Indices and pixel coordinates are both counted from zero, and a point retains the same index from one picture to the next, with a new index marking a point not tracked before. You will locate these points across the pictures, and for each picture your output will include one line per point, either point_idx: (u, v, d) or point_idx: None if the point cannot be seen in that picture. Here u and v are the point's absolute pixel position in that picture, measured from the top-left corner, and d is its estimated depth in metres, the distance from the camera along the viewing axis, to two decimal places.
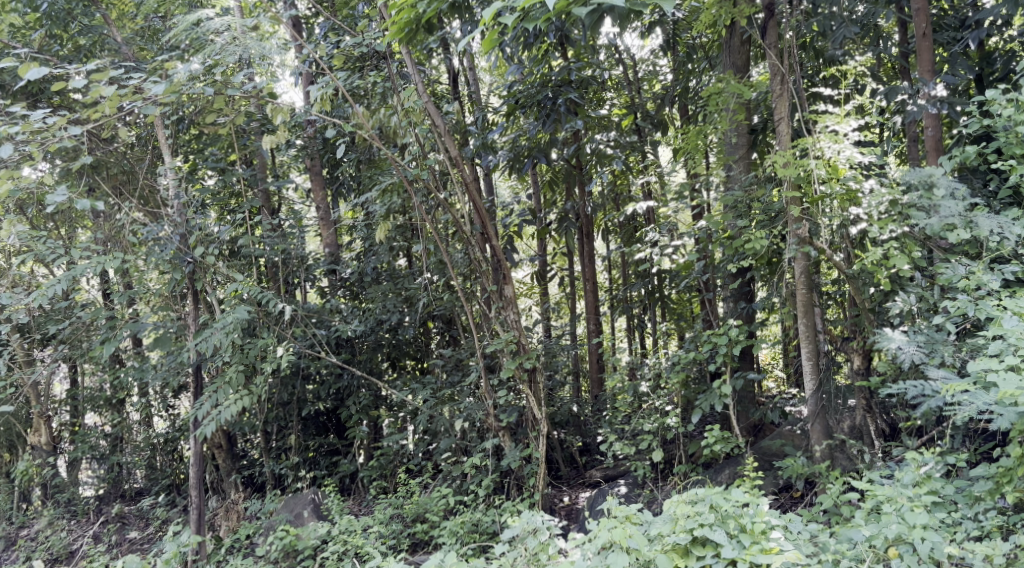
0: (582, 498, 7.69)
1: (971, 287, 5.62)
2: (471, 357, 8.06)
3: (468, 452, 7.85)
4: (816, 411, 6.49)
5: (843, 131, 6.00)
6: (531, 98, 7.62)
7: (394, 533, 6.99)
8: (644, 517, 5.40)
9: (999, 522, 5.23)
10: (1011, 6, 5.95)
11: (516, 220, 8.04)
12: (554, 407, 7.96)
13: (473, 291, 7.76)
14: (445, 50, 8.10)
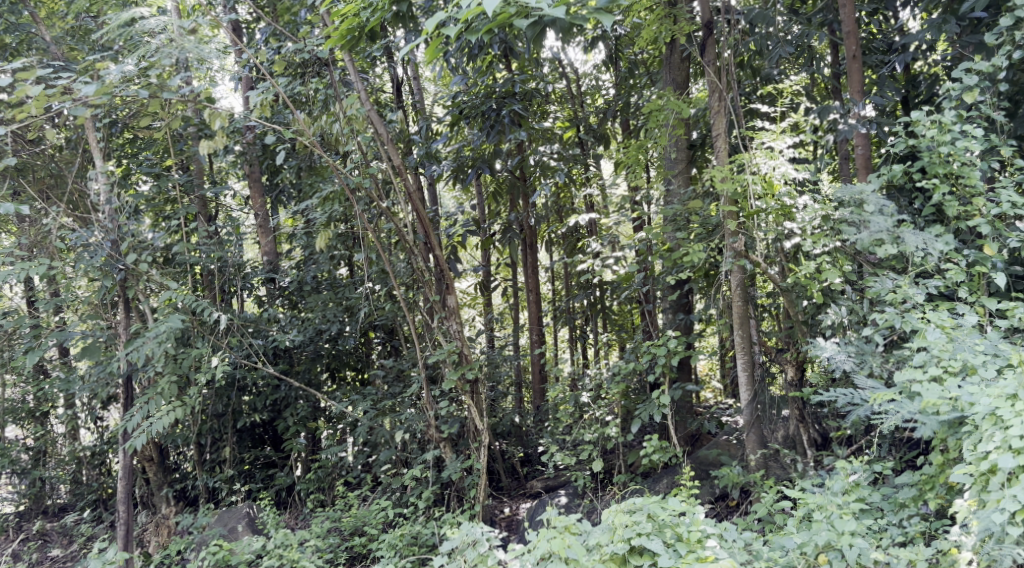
0: (523, 509, 7.77)
1: (898, 301, 5.79)
2: (413, 368, 8.10)
3: (408, 464, 7.88)
4: (750, 420, 6.69)
5: (778, 148, 6.23)
6: (475, 108, 7.69)
7: (330, 546, 6.96)
8: (583, 527, 5.47)
9: (922, 528, 5.40)
10: (935, 30, 6.17)
11: (460, 230, 8.09)
12: (496, 418, 8.03)
13: (415, 301, 7.78)
14: (388, 57, 8.13)
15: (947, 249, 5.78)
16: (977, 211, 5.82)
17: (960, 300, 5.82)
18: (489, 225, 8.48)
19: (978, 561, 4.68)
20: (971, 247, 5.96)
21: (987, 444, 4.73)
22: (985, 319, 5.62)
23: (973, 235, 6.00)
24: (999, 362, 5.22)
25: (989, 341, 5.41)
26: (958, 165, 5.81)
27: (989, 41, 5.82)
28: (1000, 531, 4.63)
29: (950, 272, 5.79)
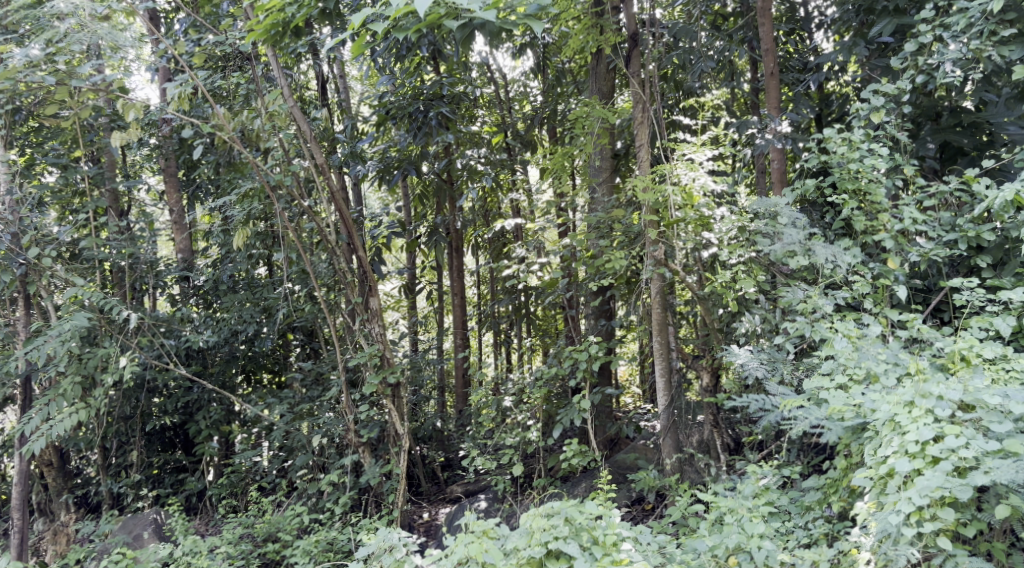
0: (442, 514, 7.82)
1: (808, 310, 6.02)
2: (332, 371, 8.08)
3: (325, 468, 7.86)
4: (667, 425, 6.83)
5: (698, 160, 6.40)
6: (402, 109, 7.73)
7: (242, 553, 6.91)
8: (501, 531, 5.56)
9: (825, 530, 5.60)
10: (847, 52, 6.44)
11: (384, 231, 8.11)
12: (417, 423, 8.07)
13: (337, 304, 7.75)
14: (313, 54, 8.10)
15: (854, 261, 6.02)
16: (883, 226, 6.08)
17: (865, 311, 6.06)
18: (414, 227, 8.51)
19: (876, 561, 4.89)
20: (876, 261, 6.21)
21: (885, 449, 4.90)
22: (888, 329, 5.86)
23: (879, 249, 6.25)
24: (899, 370, 5.41)
25: (892, 350, 5.62)
26: (865, 181, 6.05)
27: (895, 65, 6.11)
28: (896, 532, 4.83)
29: (857, 283, 6.02)
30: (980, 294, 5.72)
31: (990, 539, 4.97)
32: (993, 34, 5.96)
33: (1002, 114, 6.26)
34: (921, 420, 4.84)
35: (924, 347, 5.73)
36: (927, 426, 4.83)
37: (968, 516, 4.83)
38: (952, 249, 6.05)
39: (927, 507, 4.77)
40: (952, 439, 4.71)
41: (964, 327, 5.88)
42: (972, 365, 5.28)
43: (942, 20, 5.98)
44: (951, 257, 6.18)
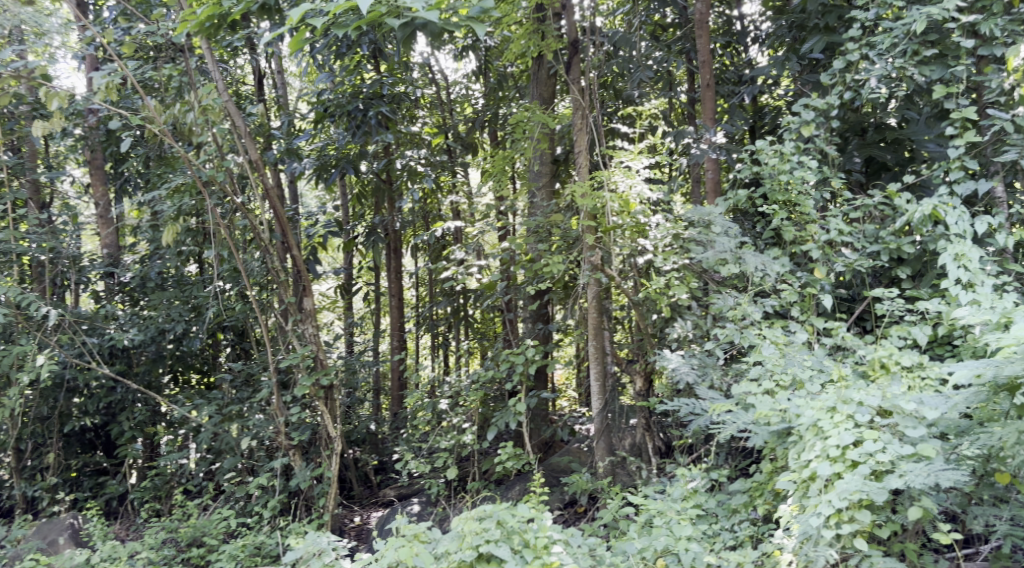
0: (373, 518, 7.84)
1: (738, 317, 6.18)
2: (263, 372, 7.98)
3: (255, 472, 7.81)
4: (600, 428, 6.96)
5: (635, 167, 6.47)
6: (341, 107, 7.67)
7: (165, 558, 6.82)
8: (432, 535, 5.60)
9: (750, 533, 5.73)
10: (779, 66, 6.64)
11: (320, 230, 8.08)
12: (350, 426, 8.05)
13: (269, 303, 7.69)
14: (251, 49, 8.05)
15: (783, 270, 6.16)
16: (811, 237, 6.25)
17: (792, 319, 6.24)
18: (351, 227, 8.48)
19: (797, 561, 5.06)
20: (803, 270, 6.38)
21: (808, 453, 5.06)
22: (813, 337, 6.04)
23: (807, 259, 6.42)
24: (823, 377, 5.62)
25: (816, 357, 5.84)
26: (795, 192, 6.23)
27: (824, 80, 6.30)
28: (816, 533, 4.98)
29: (784, 292, 6.19)
30: (899, 304, 5.93)
31: (904, 540, 5.15)
32: (915, 53, 6.19)
33: (921, 131, 6.37)
34: (842, 425, 5.02)
35: (847, 355, 5.92)
36: (847, 431, 5.01)
37: (883, 518, 5.00)
38: (875, 260, 6.25)
39: (845, 509, 4.93)
40: (870, 443, 4.87)
41: (885, 336, 6.08)
42: (890, 373, 5.45)
43: (868, 39, 6.20)
44: (874, 268, 6.38)
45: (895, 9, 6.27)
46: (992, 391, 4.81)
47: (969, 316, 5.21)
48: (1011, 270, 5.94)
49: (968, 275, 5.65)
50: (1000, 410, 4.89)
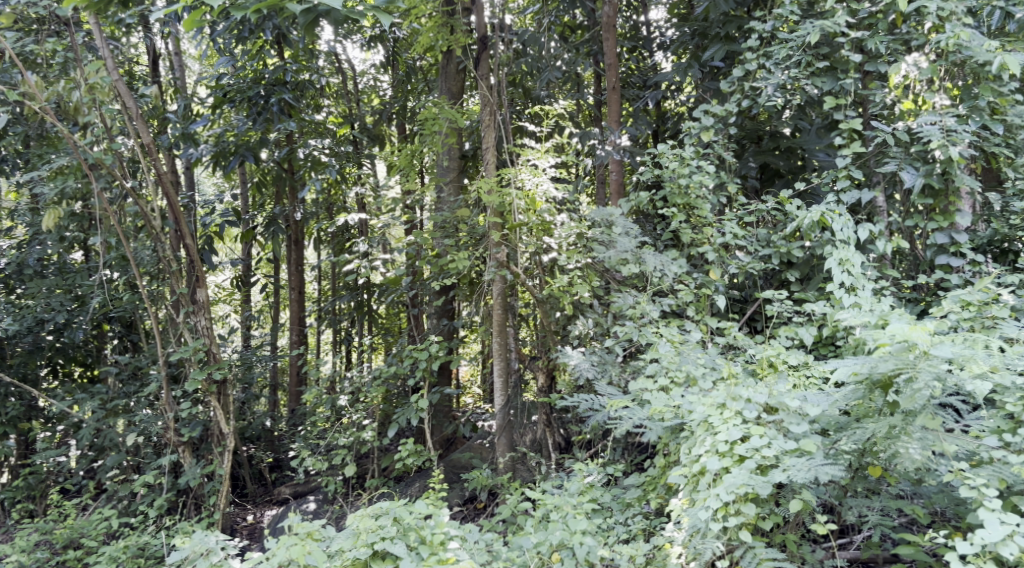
0: (267, 517, 7.80)
1: (637, 316, 6.35)
2: (151, 366, 7.79)
3: (140, 469, 7.64)
4: (502, 425, 6.89)
5: (541, 166, 6.55)
6: (241, 92, 7.60)
7: (38, 561, 6.63)
8: (327, 533, 5.60)
9: (643, 526, 5.90)
10: (681, 73, 6.83)
11: (218, 219, 7.90)
12: (244, 422, 8.02)
13: (160, 294, 7.53)
14: (145, 27, 7.86)
15: (680, 271, 6.34)
16: (707, 239, 6.44)
17: (687, 318, 6.43)
18: (250, 217, 8.29)
19: (685, 554, 5.24)
20: (699, 271, 6.58)
21: (698, 448, 5.23)
22: (707, 336, 6.28)
23: (703, 261, 6.63)
24: (715, 374, 5.82)
25: (709, 355, 6.05)
26: (693, 196, 6.41)
27: (724, 88, 6.52)
28: (704, 526, 5.18)
29: (681, 292, 6.37)
30: (788, 305, 6.25)
31: (785, 531, 5.43)
32: (808, 65, 6.45)
33: (812, 141, 6.65)
34: (730, 421, 5.21)
35: (738, 353, 6.17)
36: (735, 426, 5.20)
37: (767, 510, 5.22)
38: (767, 263, 6.52)
39: (732, 502, 5.12)
40: (756, 438, 5.07)
41: (773, 336, 6.38)
42: (778, 371, 5.74)
43: (765, 50, 6.43)
44: (765, 271, 6.65)
45: (791, 22, 6.53)
46: (868, 388, 5.02)
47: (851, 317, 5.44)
48: (889, 276, 6.36)
49: (851, 279, 5.92)
50: (875, 407, 5.08)
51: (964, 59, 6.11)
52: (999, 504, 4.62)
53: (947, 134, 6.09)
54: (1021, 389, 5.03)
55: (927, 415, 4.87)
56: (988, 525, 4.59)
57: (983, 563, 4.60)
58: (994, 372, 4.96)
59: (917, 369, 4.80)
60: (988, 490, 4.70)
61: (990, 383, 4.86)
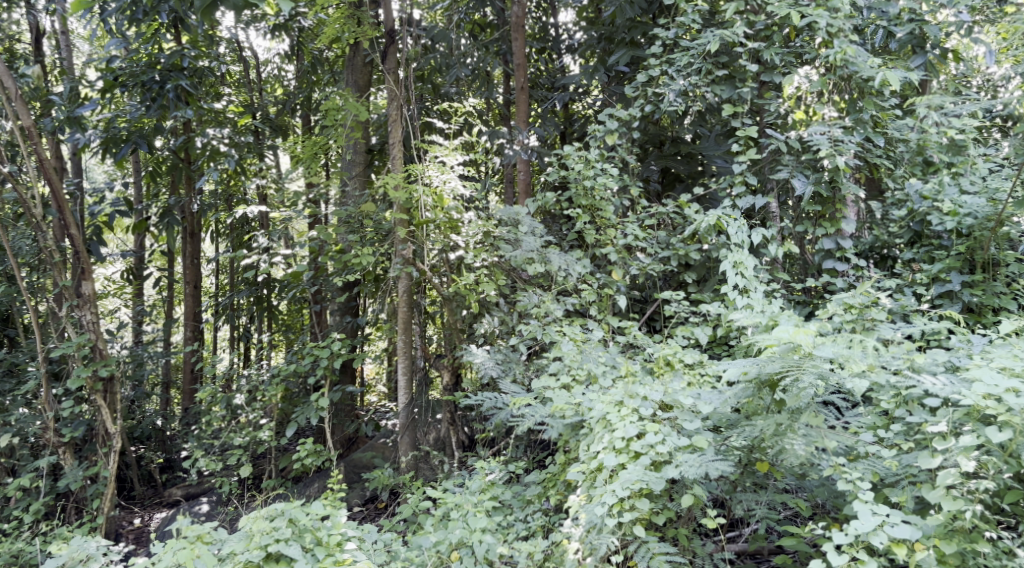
0: (155, 521, 7.48)
1: (541, 314, 6.43)
2: (30, 362, 7.48)
3: (15, 472, 7.33)
4: (405, 423, 6.87)
5: (449, 163, 6.58)
6: (134, 77, 7.17)
7: None
8: (217, 536, 5.51)
9: (542, 523, 5.95)
10: (588, 76, 6.99)
11: (108, 208, 7.60)
12: (133, 421, 7.78)
13: (41, 287, 7.29)
14: (29, 4, 7.52)
15: (584, 271, 6.47)
16: (610, 240, 6.56)
17: (590, 318, 6.55)
18: (143, 207, 8.01)
19: (582, 550, 5.31)
20: (602, 271, 6.70)
21: (597, 445, 5.36)
22: (608, 334, 6.39)
23: (606, 261, 6.74)
24: (614, 372, 5.95)
25: (610, 354, 6.18)
26: (598, 197, 6.52)
27: (628, 93, 6.65)
28: (600, 522, 5.30)
29: (585, 291, 6.49)
30: (685, 306, 6.42)
31: (677, 526, 5.59)
32: (708, 72, 6.62)
33: (710, 147, 6.86)
34: (627, 418, 5.34)
35: (636, 352, 6.32)
36: (631, 424, 5.33)
37: (660, 505, 5.39)
38: (666, 265, 6.66)
39: (626, 498, 5.25)
40: (651, 436, 5.20)
41: (671, 335, 6.56)
42: (674, 369, 5.90)
43: (667, 57, 6.59)
44: (664, 272, 6.79)
45: (692, 30, 6.69)
46: (757, 386, 5.24)
47: (744, 317, 5.71)
48: (780, 278, 6.58)
49: (743, 281, 6.18)
50: (763, 404, 5.29)
51: (850, 74, 6.34)
52: (871, 496, 4.86)
53: (835, 143, 6.37)
54: (895, 388, 5.24)
55: (811, 413, 5.13)
56: (862, 516, 4.81)
57: (855, 553, 4.79)
58: (871, 371, 5.16)
59: (801, 370, 5.06)
60: (863, 484, 4.95)
61: (867, 382, 5.09)
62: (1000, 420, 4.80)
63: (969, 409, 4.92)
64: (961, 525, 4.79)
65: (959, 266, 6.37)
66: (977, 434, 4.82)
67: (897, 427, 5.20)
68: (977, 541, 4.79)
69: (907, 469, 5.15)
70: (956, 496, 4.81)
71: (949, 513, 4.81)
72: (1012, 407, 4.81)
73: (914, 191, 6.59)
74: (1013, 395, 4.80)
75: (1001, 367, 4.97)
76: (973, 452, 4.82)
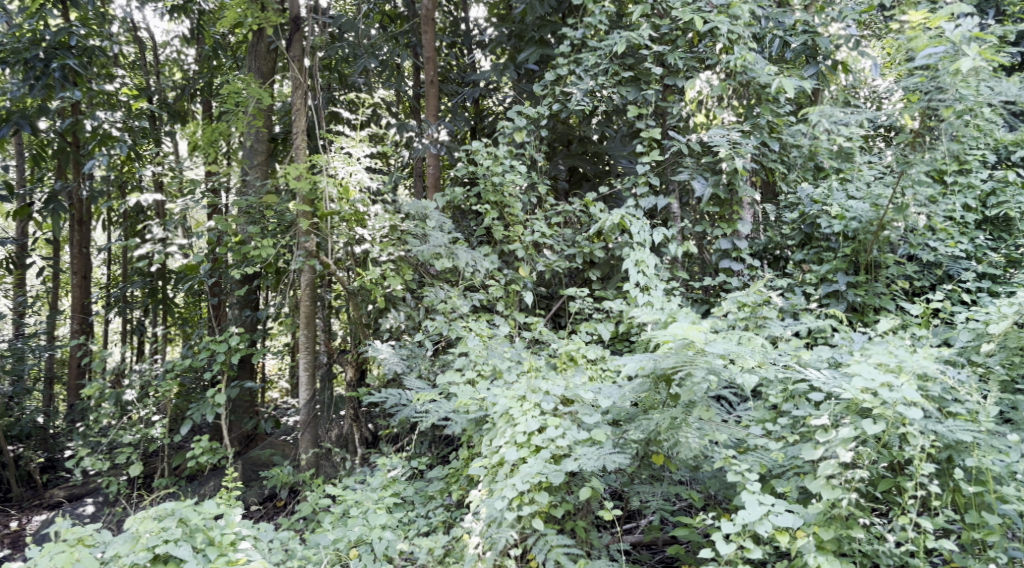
0: (33, 524, 7.08)
1: (448, 310, 6.43)
2: None
3: None
4: (306, 420, 6.75)
5: (356, 155, 6.49)
6: (17, 53, 6.80)
7: None
8: (100, 538, 5.26)
9: (443, 518, 5.93)
10: (498, 73, 6.99)
11: None
12: (11, 418, 7.40)
13: None
14: None
15: (492, 267, 6.50)
16: (517, 237, 6.63)
17: (497, 313, 6.60)
18: (26, 192, 7.61)
19: (482, 544, 5.32)
20: (509, 268, 6.76)
21: (499, 439, 5.41)
22: (515, 330, 6.44)
23: (513, 258, 6.80)
24: (520, 367, 6.00)
25: (515, 349, 6.24)
26: (506, 194, 6.57)
27: (536, 91, 6.74)
28: (500, 516, 5.29)
29: (492, 287, 6.54)
30: (590, 303, 6.48)
31: (576, 519, 5.65)
32: (614, 74, 6.78)
33: (617, 148, 7.06)
34: (529, 413, 5.40)
35: (542, 348, 6.40)
36: (533, 418, 5.39)
37: (559, 498, 5.46)
38: (572, 262, 6.77)
39: (527, 492, 5.30)
40: (552, 429, 5.28)
41: (575, 331, 6.65)
42: (577, 364, 5.98)
43: (575, 56, 6.72)
44: (570, 269, 6.90)
45: (599, 32, 6.83)
46: (653, 381, 5.40)
47: (644, 314, 5.76)
48: (679, 276, 6.74)
49: (645, 279, 6.16)
50: (660, 399, 5.46)
51: (749, 80, 6.58)
52: (758, 486, 5.01)
53: (734, 146, 6.59)
54: (782, 383, 5.52)
55: (703, 407, 5.24)
56: (749, 506, 4.96)
57: (742, 541, 4.98)
58: (760, 367, 5.38)
59: (694, 365, 5.19)
60: (750, 475, 5.11)
61: (755, 377, 5.30)
62: (875, 412, 4.99)
63: (848, 402, 5.13)
64: (839, 512, 5.01)
65: (844, 267, 6.73)
66: (854, 425, 5.02)
67: (785, 420, 5.45)
68: (853, 528, 5.03)
69: (792, 460, 5.35)
70: (835, 485, 5.00)
71: (828, 501, 5.00)
72: (886, 401, 4.98)
73: (805, 195, 6.99)
74: (886, 389, 4.96)
75: (877, 362, 5.11)
76: (851, 443, 5.01)
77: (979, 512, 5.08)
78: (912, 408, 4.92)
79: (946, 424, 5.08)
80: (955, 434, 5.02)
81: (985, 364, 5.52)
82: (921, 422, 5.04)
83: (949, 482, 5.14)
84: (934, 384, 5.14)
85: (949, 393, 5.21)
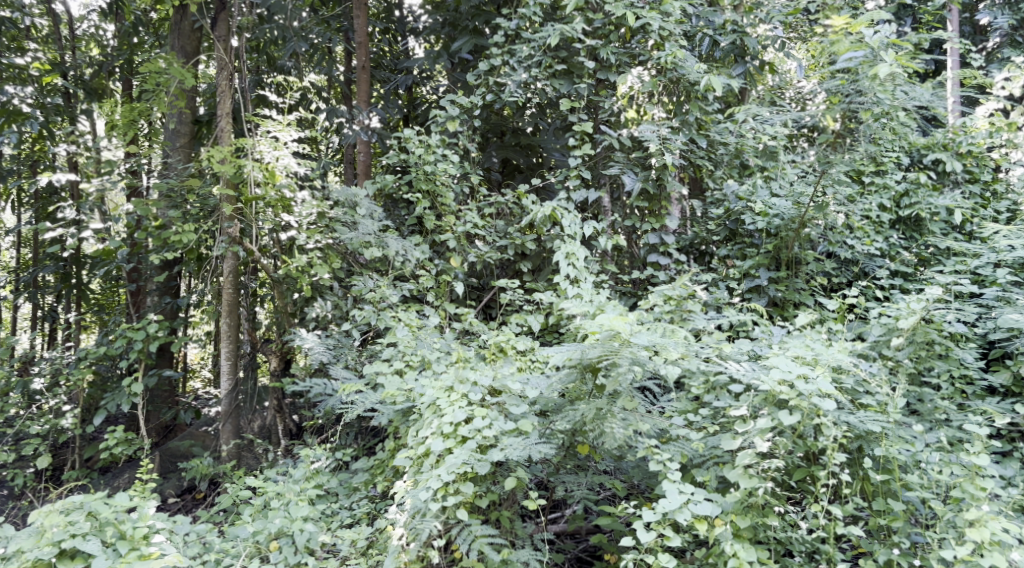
0: None
1: (377, 300, 6.33)
2: None
3: None
4: (227, 410, 6.59)
5: (283, 139, 6.26)
6: None
7: None
8: (2, 532, 5.04)
9: (367, 509, 5.82)
10: (431, 61, 7.01)
11: None
12: None
13: None
14: None
15: (422, 257, 6.47)
16: (448, 227, 6.61)
17: (426, 303, 6.54)
18: None
19: (406, 535, 5.24)
20: (441, 258, 6.72)
21: (425, 430, 5.33)
22: (445, 321, 6.40)
23: (444, 249, 6.77)
24: (449, 358, 5.96)
25: (445, 340, 6.20)
26: (438, 183, 6.55)
27: (470, 80, 6.74)
28: (423, 506, 5.25)
29: (422, 277, 6.50)
30: (520, 294, 6.52)
31: (501, 509, 5.61)
32: (547, 66, 6.79)
33: (549, 141, 7.23)
34: (456, 403, 5.35)
35: (472, 339, 6.37)
36: (460, 408, 5.35)
37: (484, 489, 5.42)
38: (503, 254, 6.77)
39: (451, 482, 5.27)
40: (478, 419, 5.24)
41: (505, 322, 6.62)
42: (507, 355, 5.96)
43: (509, 47, 6.71)
44: (501, 261, 6.89)
45: (533, 23, 6.83)
46: (579, 371, 5.37)
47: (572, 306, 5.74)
48: (608, 269, 6.77)
49: (575, 271, 6.25)
50: (585, 390, 5.42)
51: (679, 77, 6.65)
52: (679, 476, 5.07)
53: (664, 141, 6.67)
54: (704, 374, 5.51)
55: (627, 397, 5.26)
56: (669, 495, 5.03)
57: (661, 529, 5.04)
58: (682, 358, 5.40)
59: (619, 355, 5.21)
60: (671, 464, 5.16)
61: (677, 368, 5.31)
62: (791, 404, 5.10)
63: (766, 394, 5.20)
64: (755, 501, 5.10)
65: (767, 263, 6.87)
66: (772, 416, 5.11)
67: (705, 410, 5.45)
68: (768, 515, 5.12)
69: (712, 450, 5.35)
70: (752, 474, 5.09)
71: (745, 490, 5.09)
72: (801, 392, 5.10)
73: (731, 191, 7.12)
74: (802, 381, 5.08)
75: (795, 355, 5.25)
76: (768, 433, 5.11)
77: (885, 499, 5.22)
78: (826, 399, 5.06)
79: (857, 415, 5.21)
80: (865, 425, 5.17)
81: (895, 357, 5.63)
82: (835, 413, 5.16)
83: (858, 471, 5.25)
84: (847, 376, 5.32)
85: (861, 386, 5.40)
